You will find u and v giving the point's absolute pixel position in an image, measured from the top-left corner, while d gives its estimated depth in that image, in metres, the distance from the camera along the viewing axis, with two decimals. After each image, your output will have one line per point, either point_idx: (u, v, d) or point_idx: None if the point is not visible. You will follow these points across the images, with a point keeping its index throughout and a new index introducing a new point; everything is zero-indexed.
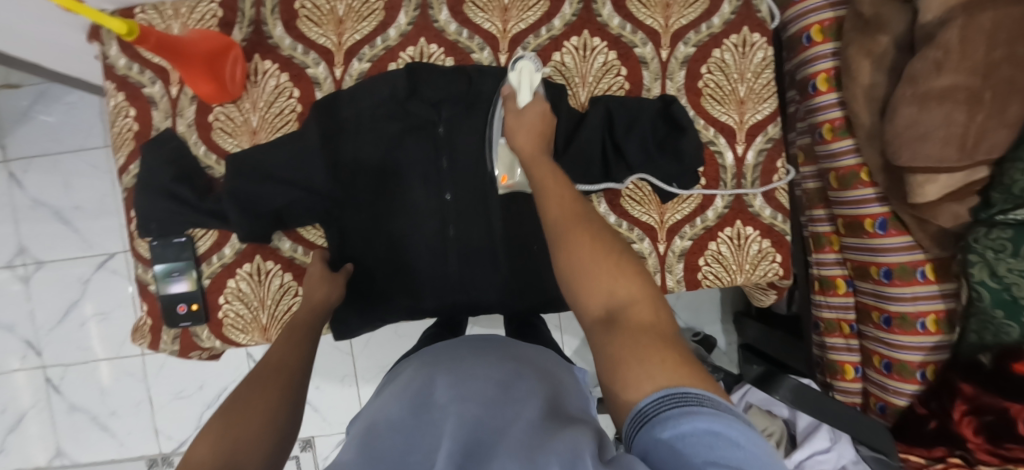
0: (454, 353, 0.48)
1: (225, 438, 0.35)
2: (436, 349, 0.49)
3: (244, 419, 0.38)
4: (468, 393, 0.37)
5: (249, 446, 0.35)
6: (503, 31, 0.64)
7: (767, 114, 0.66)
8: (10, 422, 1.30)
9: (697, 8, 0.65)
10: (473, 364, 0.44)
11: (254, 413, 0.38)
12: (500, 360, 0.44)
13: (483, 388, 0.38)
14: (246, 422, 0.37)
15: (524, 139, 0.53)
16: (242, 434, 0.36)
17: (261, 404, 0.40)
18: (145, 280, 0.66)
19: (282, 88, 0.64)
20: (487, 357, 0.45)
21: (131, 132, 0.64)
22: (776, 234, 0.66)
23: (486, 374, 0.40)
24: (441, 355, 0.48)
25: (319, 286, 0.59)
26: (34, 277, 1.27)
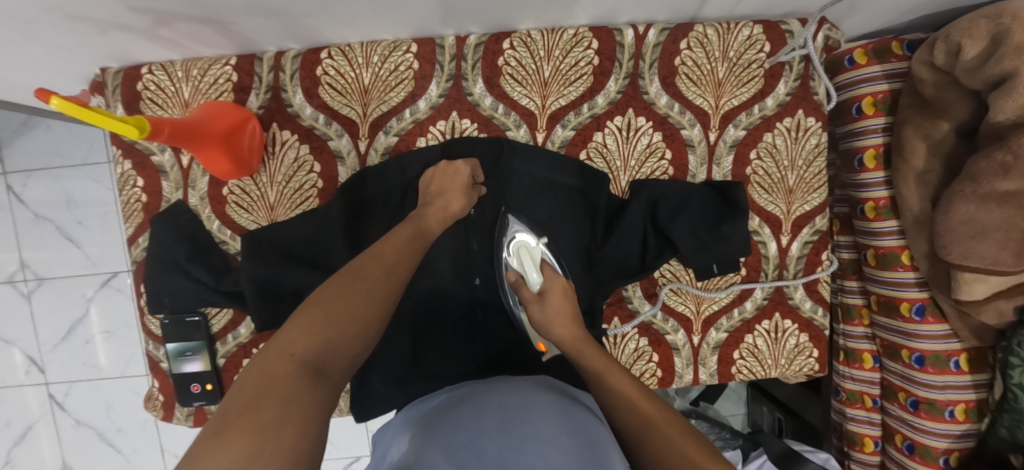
0: (514, 383, 0.52)
1: (327, 331, 0.38)
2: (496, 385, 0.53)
3: (344, 315, 0.39)
4: (549, 430, 0.41)
5: (338, 358, 0.38)
6: (542, 107, 0.60)
7: (815, 204, 0.62)
8: (15, 436, 1.29)
9: (751, 88, 0.61)
10: (546, 398, 0.48)
11: (351, 323, 0.40)
12: (565, 401, 0.48)
13: (563, 429, 0.41)
14: (341, 325, 0.39)
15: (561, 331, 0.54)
16: (343, 326, 0.39)
17: (359, 312, 0.40)
18: (155, 357, 0.63)
19: (303, 161, 0.59)
20: (551, 396, 0.49)
21: (139, 203, 0.60)
22: (815, 328, 0.64)
23: (562, 425, 0.42)
24: (502, 386, 0.51)
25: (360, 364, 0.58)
26: (36, 293, 1.24)
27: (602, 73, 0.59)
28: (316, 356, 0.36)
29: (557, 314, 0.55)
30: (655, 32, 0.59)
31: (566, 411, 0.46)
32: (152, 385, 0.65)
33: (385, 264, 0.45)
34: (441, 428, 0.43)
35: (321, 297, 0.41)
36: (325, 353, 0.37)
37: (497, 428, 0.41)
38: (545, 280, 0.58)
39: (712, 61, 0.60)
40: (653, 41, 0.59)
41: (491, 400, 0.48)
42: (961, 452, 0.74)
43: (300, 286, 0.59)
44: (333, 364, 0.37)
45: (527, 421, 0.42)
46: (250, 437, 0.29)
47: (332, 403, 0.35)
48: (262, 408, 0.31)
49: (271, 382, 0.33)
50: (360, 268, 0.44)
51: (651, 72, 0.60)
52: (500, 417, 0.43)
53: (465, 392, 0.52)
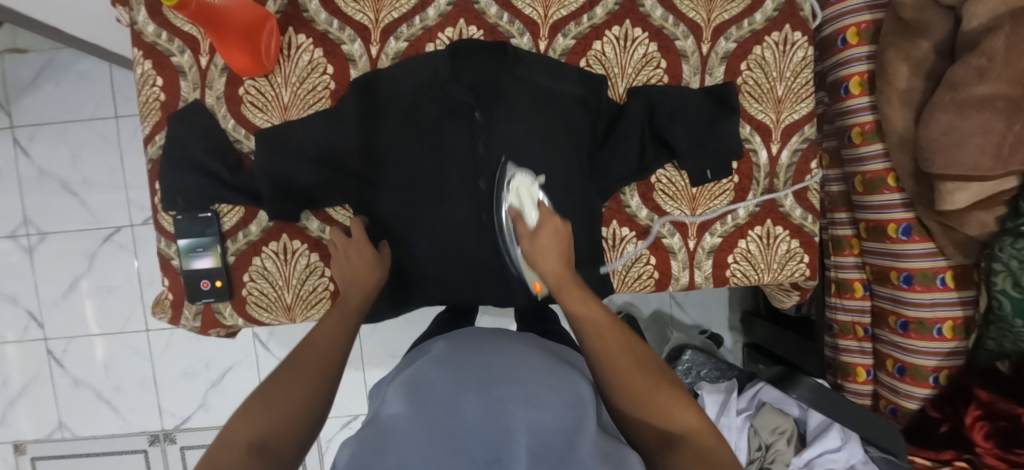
0: (495, 341, 0.53)
1: (261, 422, 0.39)
2: (465, 340, 0.54)
3: (282, 401, 0.42)
4: (531, 392, 0.41)
5: (284, 438, 0.39)
6: (544, 17, 0.63)
7: (803, 113, 0.66)
8: (10, 394, 1.28)
9: (740, 4, 0.64)
10: (525, 356, 0.48)
11: (292, 403, 0.42)
12: (548, 361, 0.49)
13: (542, 387, 0.42)
14: (280, 408, 0.41)
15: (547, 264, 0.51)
16: (279, 414, 0.40)
17: (299, 390, 0.43)
18: (167, 255, 0.64)
19: (316, 64, 0.62)
20: (535, 356, 0.49)
21: (157, 102, 0.62)
22: (805, 234, 0.66)
23: (541, 378, 0.44)
24: (484, 343, 0.52)
25: (360, 266, 0.58)
26: (38, 248, 1.24)
27: None
28: (260, 440, 0.38)
29: (548, 251, 0.52)
30: None
31: (549, 369, 0.47)
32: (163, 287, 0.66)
33: (318, 348, 0.48)
34: (418, 378, 0.45)
35: (262, 392, 0.43)
36: (269, 437, 0.39)
37: (473, 386, 0.41)
38: (541, 217, 0.54)
39: None
40: None
41: (477, 354, 0.48)
42: (950, 371, 0.76)
43: (310, 184, 0.61)
44: (280, 446, 0.39)
45: (506, 380, 0.42)
46: None
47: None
48: None
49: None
50: (296, 358, 0.46)
51: None
52: (480, 376, 0.43)
53: (449, 348, 0.51)
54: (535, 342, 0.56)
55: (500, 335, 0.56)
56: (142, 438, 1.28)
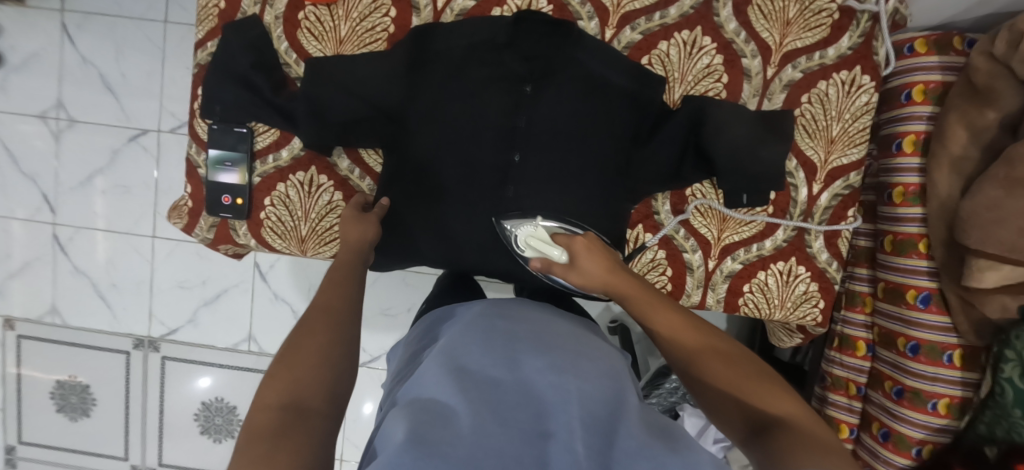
0: (524, 312, 0.50)
1: (288, 382, 0.37)
2: (489, 306, 0.51)
3: (301, 360, 0.40)
4: (569, 363, 0.38)
5: (312, 390, 0.37)
6: (617, 5, 0.61)
7: (853, 159, 0.64)
8: (12, 269, 1.30)
9: (816, 34, 0.63)
10: (554, 331, 0.46)
11: (309, 361, 0.40)
12: (576, 338, 0.46)
13: (581, 361, 0.39)
14: (299, 367, 0.39)
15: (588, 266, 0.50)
16: (302, 374, 0.39)
17: (313, 350, 0.41)
18: (195, 162, 0.64)
19: (380, 4, 0.61)
20: (564, 331, 0.47)
21: (216, 9, 0.62)
22: (826, 279, 0.66)
23: (576, 353, 0.41)
24: (512, 313, 0.49)
25: (353, 226, 0.58)
26: (65, 134, 1.25)
27: None
28: (289, 399, 0.36)
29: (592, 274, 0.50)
30: None
31: (580, 345, 0.45)
32: (184, 193, 0.66)
33: (321, 307, 0.48)
34: (449, 340, 0.43)
35: (282, 356, 0.41)
36: (297, 394, 0.37)
37: (506, 350, 0.39)
38: (569, 249, 0.52)
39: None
40: None
41: (504, 325, 0.45)
42: (935, 446, 0.75)
43: (347, 122, 0.61)
44: (310, 399, 0.37)
45: (542, 352, 0.39)
46: (263, 449, 0.30)
47: (326, 427, 0.35)
48: (276, 441, 0.31)
49: (258, 429, 0.33)
50: (303, 323, 0.45)
51: None
52: (511, 347, 0.40)
53: (477, 314, 0.49)
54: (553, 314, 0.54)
55: (522, 306, 0.54)
56: (128, 340, 1.30)
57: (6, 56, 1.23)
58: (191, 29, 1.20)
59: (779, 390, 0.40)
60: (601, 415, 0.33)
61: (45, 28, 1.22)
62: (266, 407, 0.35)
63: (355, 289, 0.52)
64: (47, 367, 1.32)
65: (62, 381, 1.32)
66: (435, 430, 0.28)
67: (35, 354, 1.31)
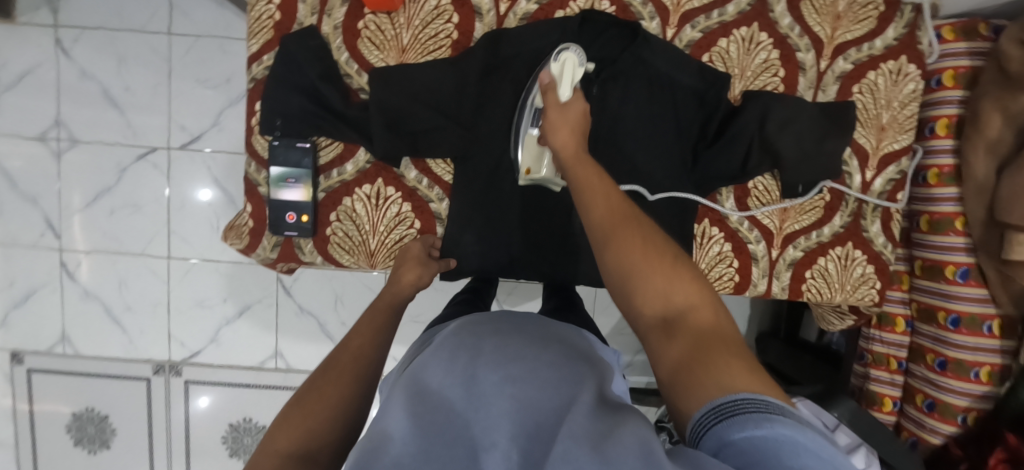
0: (504, 321, 0.47)
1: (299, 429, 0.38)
2: (471, 320, 0.48)
3: (318, 407, 0.40)
4: (522, 374, 0.35)
5: (323, 442, 0.38)
6: (676, 4, 0.62)
7: (904, 145, 0.67)
8: (16, 299, 1.23)
9: (864, 27, 0.65)
10: (528, 337, 0.42)
11: (322, 411, 0.40)
12: (550, 342, 0.42)
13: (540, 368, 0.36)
14: (313, 415, 0.39)
15: (564, 137, 0.52)
16: (313, 424, 0.39)
17: (331, 395, 0.41)
18: (254, 180, 0.62)
19: (442, 10, 0.60)
20: (529, 333, 0.44)
21: (271, 20, 0.60)
22: (882, 261, 0.68)
23: (541, 358, 0.38)
24: (487, 324, 0.46)
25: (412, 268, 0.58)
26: (66, 154, 1.18)
27: None
28: (300, 447, 0.37)
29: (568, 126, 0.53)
30: None
31: (549, 348, 0.41)
32: (243, 212, 0.64)
33: (353, 350, 0.47)
34: (417, 361, 0.41)
35: (301, 398, 0.42)
36: (308, 444, 0.38)
37: (463, 361, 0.37)
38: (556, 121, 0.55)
39: None
40: None
41: (474, 337, 0.42)
42: (978, 413, 0.79)
43: (416, 128, 0.61)
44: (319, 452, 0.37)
45: (500, 362, 0.36)
46: None
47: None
48: None
49: None
50: (331, 362, 0.45)
51: None
52: (469, 360, 0.37)
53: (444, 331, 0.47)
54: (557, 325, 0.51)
55: (502, 315, 0.50)
56: (146, 366, 1.25)
57: None
58: (198, 37, 1.15)
59: (683, 276, 0.41)
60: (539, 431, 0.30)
61: (39, 44, 1.15)
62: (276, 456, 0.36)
63: (384, 334, 0.50)
64: (62, 398, 1.26)
65: (79, 413, 1.27)
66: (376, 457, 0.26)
67: (49, 386, 1.26)
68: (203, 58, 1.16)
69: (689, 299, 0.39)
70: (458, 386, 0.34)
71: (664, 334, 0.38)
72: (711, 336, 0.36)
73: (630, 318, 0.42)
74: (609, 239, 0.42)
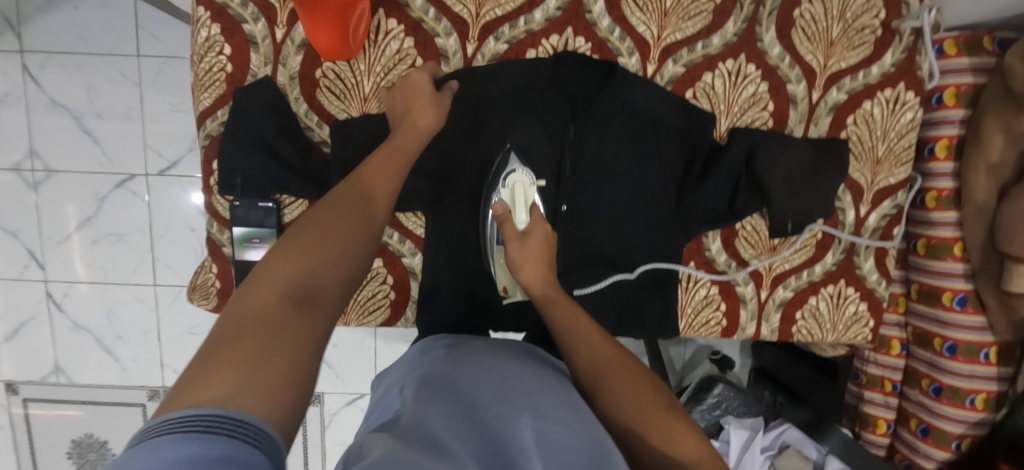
0: (511, 346, 0.47)
1: (300, 269, 0.34)
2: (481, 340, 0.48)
3: (319, 252, 0.36)
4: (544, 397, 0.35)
5: (322, 288, 0.35)
6: (657, 37, 0.58)
7: (900, 178, 0.63)
8: (6, 332, 1.23)
9: (859, 53, 0.61)
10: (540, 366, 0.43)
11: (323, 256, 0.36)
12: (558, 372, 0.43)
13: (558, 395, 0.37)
14: (316, 264, 0.35)
15: (530, 272, 0.48)
16: (314, 268, 0.35)
17: (334, 249, 0.37)
18: (218, 241, 0.60)
19: (405, 55, 0.57)
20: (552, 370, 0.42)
21: (223, 73, 0.56)
22: (875, 298, 0.66)
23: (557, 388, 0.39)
24: (499, 346, 0.46)
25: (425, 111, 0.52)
26: (42, 185, 1.15)
27: (722, 12, 0.58)
28: (298, 289, 0.33)
29: (531, 258, 0.49)
30: None
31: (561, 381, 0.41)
32: (208, 271, 0.62)
33: (359, 201, 0.42)
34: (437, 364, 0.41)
35: (296, 236, 0.37)
36: (309, 282, 0.34)
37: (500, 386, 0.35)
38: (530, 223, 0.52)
39: (829, 19, 0.59)
40: None
41: (491, 355, 0.42)
42: (973, 439, 0.78)
43: None
44: (317, 296, 0.34)
45: (524, 384, 0.37)
46: (240, 364, 0.26)
47: (322, 332, 0.33)
48: (245, 339, 0.28)
49: (253, 313, 0.30)
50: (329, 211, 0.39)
51: (769, 20, 0.59)
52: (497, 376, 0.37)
53: (460, 345, 0.47)
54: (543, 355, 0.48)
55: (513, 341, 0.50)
56: (141, 392, 1.25)
57: None
58: (167, 59, 1.10)
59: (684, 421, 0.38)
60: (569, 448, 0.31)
61: (5, 71, 1.11)
62: (272, 288, 0.32)
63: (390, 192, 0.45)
64: (60, 426, 1.27)
65: (79, 440, 1.28)
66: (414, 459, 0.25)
67: (46, 415, 1.26)
68: (174, 80, 1.11)
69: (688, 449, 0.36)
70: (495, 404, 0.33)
71: None
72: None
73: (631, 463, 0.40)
74: (600, 379, 0.40)
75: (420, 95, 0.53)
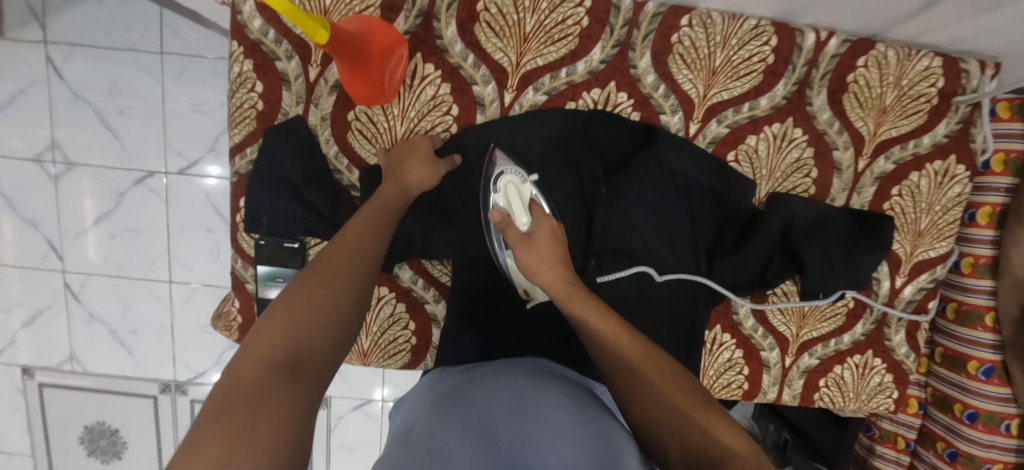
0: (525, 363, 0.44)
1: (288, 331, 0.32)
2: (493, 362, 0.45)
3: (309, 307, 0.33)
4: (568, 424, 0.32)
5: (313, 352, 0.32)
6: (702, 96, 0.56)
7: (941, 252, 0.61)
8: (25, 318, 1.24)
9: (912, 122, 0.58)
10: (558, 384, 0.39)
11: (317, 311, 0.34)
12: (577, 390, 0.40)
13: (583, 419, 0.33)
14: (305, 320, 0.33)
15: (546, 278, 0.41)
16: (304, 326, 0.32)
17: (324, 301, 0.34)
18: (242, 276, 0.59)
19: (440, 101, 0.55)
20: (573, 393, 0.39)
21: (254, 110, 0.55)
22: (901, 370, 0.64)
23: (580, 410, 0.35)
24: (512, 365, 0.43)
25: (422, 168, 0.49)
26: (62, 177, 1.15)
27: (772, 74, 0.56)
28: (287, 354, 0.31)
29: (542, 258, 0.43)
30: (837, 42, 0.55)
31: (582, 401, 0.38)
32: (231, 304, 0.62)
33: (350, 246, 0.39)
34: (448, 395, 0.38)
35: (285, 297, 0.35)
36: (297, 344, 0.31)
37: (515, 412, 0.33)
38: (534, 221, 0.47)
39: (884, 85, 0.57)
40: (833, 51, 0.56)
41: (504, 378, 0.39)
42: None
43: (413, 234, 0.57)
44: (309, 362, 0.31)
45: (543, 410, 0.33)
46: (225, 441, 0.23)
47: (314, 397, 0.30)
48: (229, 417, 0.25)
49: (237, 389, 0.27)
50: (318, 263, 0.37)
51: (821, 83, 0.57)
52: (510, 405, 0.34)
53: (473, 370, 0.44)
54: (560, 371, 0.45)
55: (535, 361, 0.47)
56: (153, 385, 1.27)
57: None
58: (189, 58, 1.08)
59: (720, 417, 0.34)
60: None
61: (28, 62, 1.10)
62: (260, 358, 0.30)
63: (385, 233, 0.42)
64: (74, 412, 1.30)
65: (91, 426, 1.31)
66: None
67: (61, 400, 1.29)
68: (195, 80, 1.09)
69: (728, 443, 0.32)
70: (509, 429, 0.30)
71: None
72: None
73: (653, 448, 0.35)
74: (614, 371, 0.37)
75: (415, 150, 0.51)
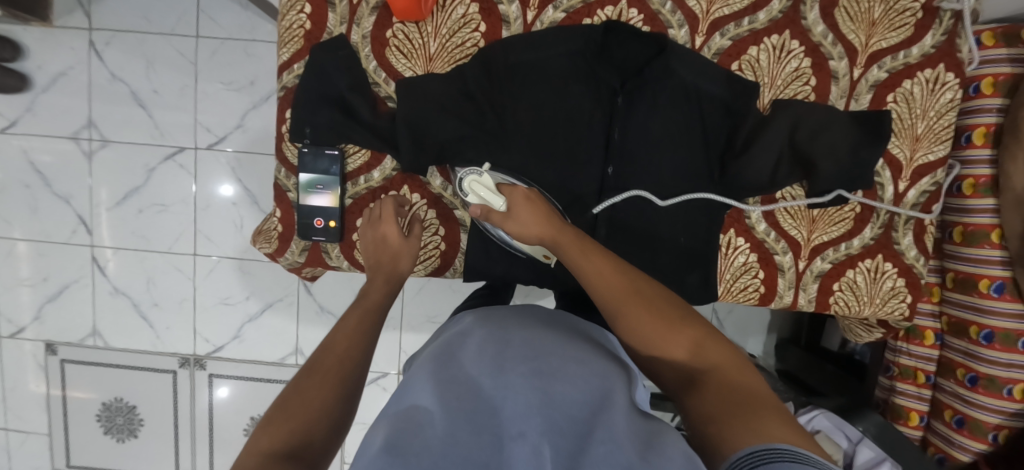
0: (524, 310, 0.48)
1: (286, 425, 0.36)
2: (495, 309, 0.49)
3: (303, 404, 0.39)
4: (558, 369, 0.36)
5: (312, 444, 0.36)
6: (705, 12, 0.62)
7: (939, 156, 0.65)
8: (51, 292, 1.28)
9: (900, 34, 0.63)
10: (558, 331, 0.43)
11: (310, 408, 0.39)
12: (575, 335, 0.44)
13: (570, 360, 0.37)
14: (299, 418, 0.37)
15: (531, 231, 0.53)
16: (298, 422, 0.37)
17: (316, 400, 0.39)
18: (284, 186, 0.64)
19: (469, 19, 0.61)
20: (560, 329, 0.44)
21: (302, 30, 0.61)
22: (912, 275, 0.66)
23: (572, 352, 0.39)
24: (512, 311, 0.47)
25: (404, 258, 0.59)
26: (97, 154, 1.22)
27: None
28: (288, 446, 0.35)
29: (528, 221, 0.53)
30: None
31: (580, 343, 0.42)
32: (272, 218, 0.66)
33: (339, 353, 0.45)
34: (453, 336, 0.43)
35: (281, 398, 0.40)
36: (297, 438, 0.36)
37: (500, 349, 0.37)
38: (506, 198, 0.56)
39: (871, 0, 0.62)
40: None
41: (503, 323, 0.43)
42: (1011, 431, 0.73)
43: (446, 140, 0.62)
44: (309, 451, 0.36)
45: (536, 353, 0.37)
46: None
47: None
48: None
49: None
50: (312, 365, 0.43)
51: None
52: (501, 348, 0.38)
53: (479, 310, 0.49)
54: (558, 316, 0.49)
55: (532, 306, 0.52)
56: (173, 360, 1.29)
57: (35, 77, 1.21)
58: (224, 40, 1.17)
59: (713, 339, 0.42)
60: (578, 421, 0.32)
61: (74, 47, 1.19)
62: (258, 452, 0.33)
63: (372, 322, 0.50)
64: (92, 389, 1.31)
65: (109, 403, 1.32)
66: (411, 432, 0.28)
67: (80, 377, 1.31)
68: (228, 60, 1.18)
69: (717, 360, 0.40)
70: (490, 382, 0.34)
71: (695, 394, 0.38)
72: (744, 394, 0.36)
73: (658, 378, 0.43)
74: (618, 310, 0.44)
75: (386, 216, 0.60)
